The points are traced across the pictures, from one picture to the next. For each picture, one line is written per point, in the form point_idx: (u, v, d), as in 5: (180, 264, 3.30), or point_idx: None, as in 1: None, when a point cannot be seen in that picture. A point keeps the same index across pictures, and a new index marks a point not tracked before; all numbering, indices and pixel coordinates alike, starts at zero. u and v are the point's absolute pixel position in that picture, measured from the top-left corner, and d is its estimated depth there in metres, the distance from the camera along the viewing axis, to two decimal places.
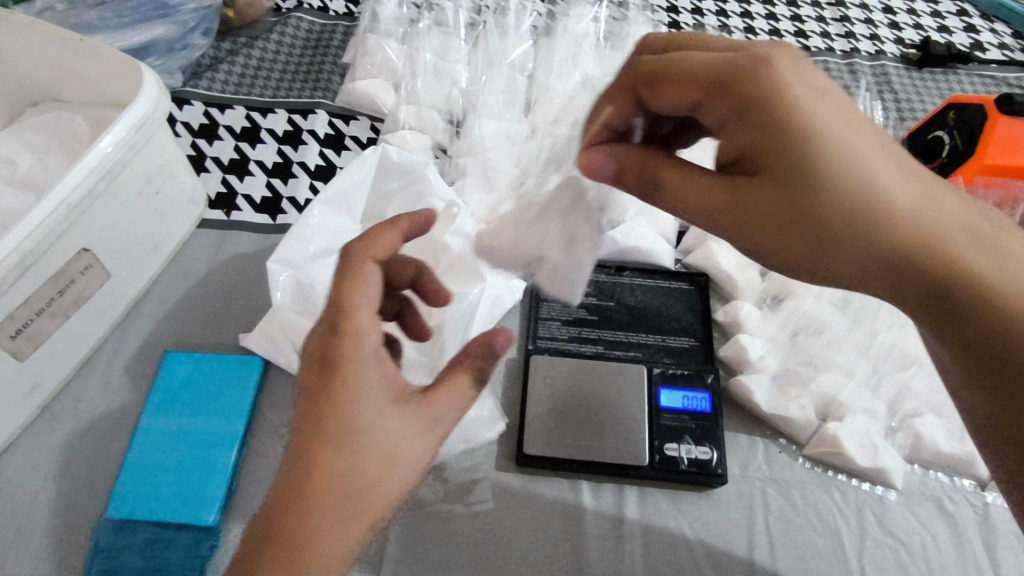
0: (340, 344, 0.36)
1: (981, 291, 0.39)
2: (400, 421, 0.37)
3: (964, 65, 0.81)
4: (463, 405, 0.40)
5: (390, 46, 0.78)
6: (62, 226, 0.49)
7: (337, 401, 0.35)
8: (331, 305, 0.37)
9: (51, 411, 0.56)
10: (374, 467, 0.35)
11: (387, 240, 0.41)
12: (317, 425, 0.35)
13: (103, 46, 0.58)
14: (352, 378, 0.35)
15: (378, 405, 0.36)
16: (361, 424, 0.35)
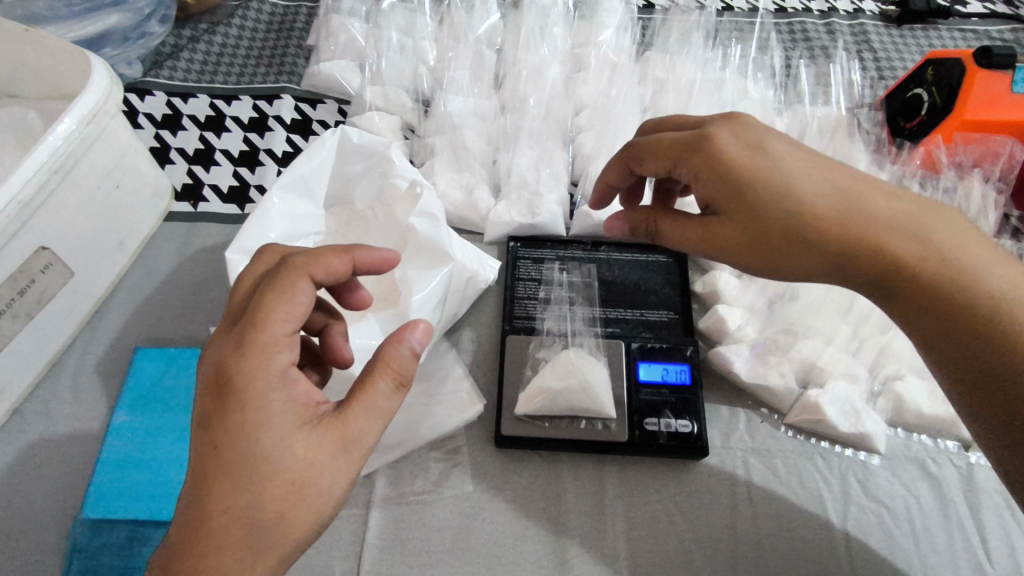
0: (237, 361, 0.35)
1: (967, 282, 0.40)
2: (304, 440, 0.35)
3: (944, 20, 0.79)
4: (381, 415, 0.38)
5: (354, 26, 0.76)
6: (14, 224, 0.48)
7: (234, 423, 0.34)
8: (246, 319, 0.37)
9: (22, 414, 0.55)
10: (275, 490, 0.34)
11: (334, 262, 0.41)
12: (213, 446, 0.34)
13: (49, 37, 0.56)
14: (244, 397, 0.35)
15: (279, 424, 0.35)
16: (258, 447, 0.34)
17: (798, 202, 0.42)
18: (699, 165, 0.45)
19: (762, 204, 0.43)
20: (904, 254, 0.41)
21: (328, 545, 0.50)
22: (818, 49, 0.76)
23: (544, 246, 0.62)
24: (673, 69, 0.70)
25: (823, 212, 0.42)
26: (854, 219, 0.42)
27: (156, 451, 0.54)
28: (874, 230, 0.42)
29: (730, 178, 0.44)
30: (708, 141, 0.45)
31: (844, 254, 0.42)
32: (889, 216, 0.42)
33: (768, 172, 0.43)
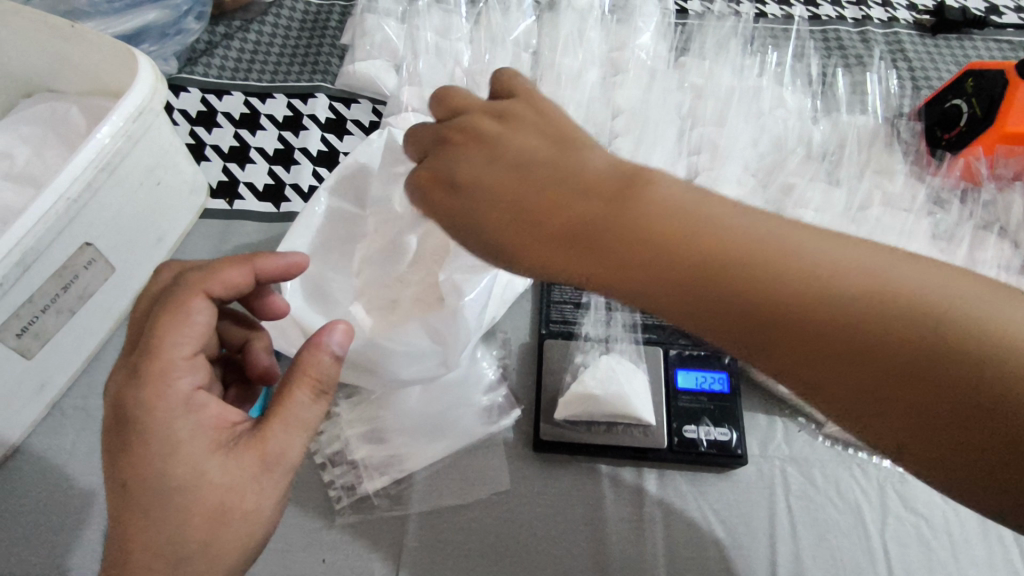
0: (130, 391, 0.36)
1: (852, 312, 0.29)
2: (208, 466, 0.36)
3: (979, 31, 0.79)
4: (295, 429, 0.39)
5: (389, 25, 0.76)
6: (62, 222, 0.48)
7: (145, 456, 0.35)
8: (142, 349, 0.37)
9: (61, 409, 0.56)
10: (187, 515, 0.35)
11: (232, 275, 0.42)
12: (127, 480, 0.35)
13: (94, 34, 0.56)
14: (141, 424, 0.36)
15: (187, 450, 0.36)
16: (162, 474, 0.35)
17: (635, 207, 0.34)
18: (467, 176, 0.39)
19: (583, 214, 0.35)
20: (771, 279, 0.31)
21: (367, 546, 0.50)
22: (853, 58, 0.76)
23: None
24: (710, 75, 0.70)
25: (628, 227, 0.33)
26: (718, 234, 0.32)
27: None
28: (754, 243, 0.31)
29: (509, 191, 0.37)
30: (485, 156, 0.39)
31: (667, 268, 0.33)
32: (710, 215, 0.33)
33: (615, 187, 0.35)
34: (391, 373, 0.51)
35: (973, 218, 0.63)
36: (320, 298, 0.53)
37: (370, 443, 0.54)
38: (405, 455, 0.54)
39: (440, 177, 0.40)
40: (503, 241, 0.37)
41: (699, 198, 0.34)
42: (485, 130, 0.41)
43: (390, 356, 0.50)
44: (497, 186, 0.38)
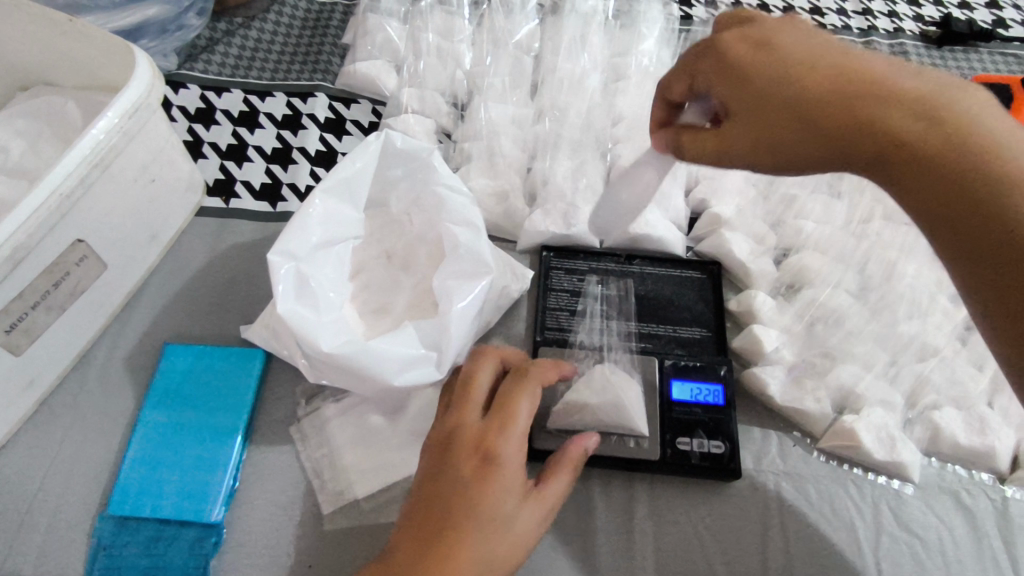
0: (507, 441, 0.41)
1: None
2: (523, 502, 0.41)
3: (985, 43, 0.78)
4: (569, 473, 0.45)
5: (390, 26, 0.76)
6: (54, 218, 0.48)
7: (486, 488, 0.39)
8: (504, 402, 0.43)
9: (49, 406, 0.55)
10: (513, 546, 0.40)
11: (549, 376, 0.48)
12: (470, 504, 0.39)
13: (92, 28, 0.55)
14: (518, 470, 0.41)
15: (512, 488, 0.40)
16: (510, 507, 0.40)
17: (884, 122, 0.38)
18: (761, 65, 0.42)
19: (818, 129, 0.40)
20: (976, 195, 0.35)
21: (352, 553, 0.50)
22: None
23: (577, 257, 0.61)
24: None
25: (874, 131, 0.38)
26: (948, 145, 0.37)
27: (181, 450, 0.52)
28: (964, 167, 0.36)
29: (764, 118, 0.42)
30: (790, 61, 0.42)
31: (844, 95, 0.39)
32: (956, 135, 0.37)
33: (871, 123, 0.39)
34: (386, 380, 0.47)
35: None
36: (311, 300, 0.48)
37: (359, 448, 0.54)
38: (394, 460, 0.53)
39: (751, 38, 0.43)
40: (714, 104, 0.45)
41: (965, 115, 0.37)
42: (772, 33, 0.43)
43: (384, 360, 0.47)
44: (750, 97, 0.42)
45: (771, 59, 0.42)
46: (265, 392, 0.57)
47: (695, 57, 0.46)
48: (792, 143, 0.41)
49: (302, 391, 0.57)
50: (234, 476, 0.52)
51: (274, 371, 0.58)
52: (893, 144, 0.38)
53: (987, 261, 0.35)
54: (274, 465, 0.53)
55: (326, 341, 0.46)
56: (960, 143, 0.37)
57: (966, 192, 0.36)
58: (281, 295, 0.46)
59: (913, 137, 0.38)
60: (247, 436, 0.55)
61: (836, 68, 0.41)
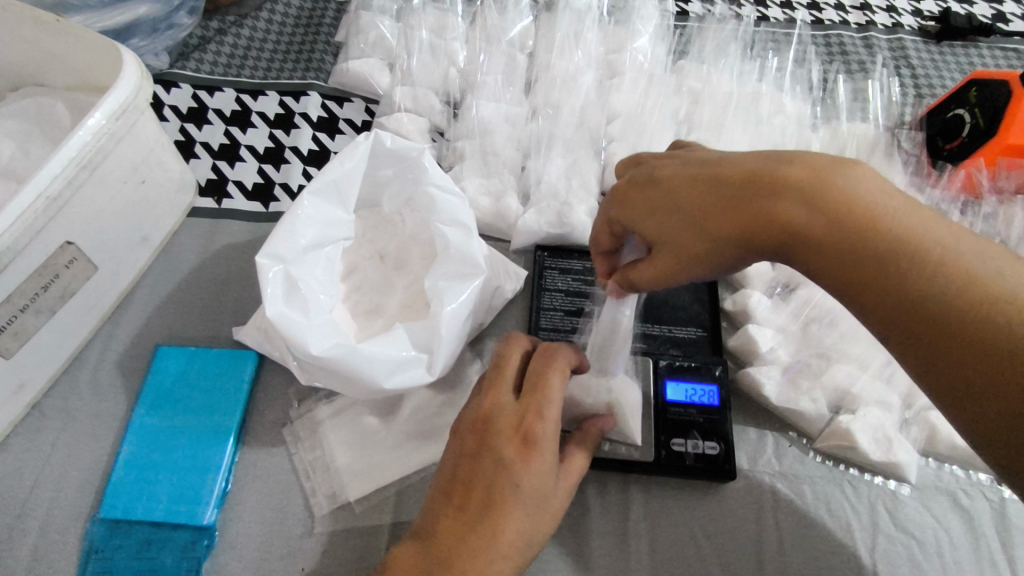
0: (546, 423, 0.42)
1: (968, 323, 0.33)
2: (558, 480, 0.42)
3: (985, 38, 0.77)
4: (591, 450, 0.47)
5: (384, 24, 0.75)
6: (41, 220, 0.47)
7: (529, 467, 0.40)
8: (539, 385, 0.43)
9: (41, 409, 0.55)
10: (551, 519, 0.42)
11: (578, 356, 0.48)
12: (514, 483, 0.40)
13: (79, 28, 0.55)
14: (555, 451, 0.42)
15: (551, 466, 0.42)
16: (549, 486, 0.41)
17: (788, 223, 0.38)
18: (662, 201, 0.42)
19: (729, 239, 0.40)
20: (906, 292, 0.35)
21: (344, 556, 0.49)
22: (855, 64, 0.75)
23: (571, 257, 0.61)
24: (709, 81, 0.70)
25: (777, 236, 0.38)
26: (849, 240, 0.36)
27: (173, 453, 0.52)
28: (871, 263, 0.36)
29: (677, 248, 0.41)
30: (672, 191, 0.42)
31: (755, 224, 0.38)
32: (853, 227, 0.36)
33: (773, 232, 0.38)
34: (377, 383, 0.46)
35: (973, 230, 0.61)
36: (301, 303, 0.47)
37: (352, 450, 0.53)
38: (387, 463, 0.53)
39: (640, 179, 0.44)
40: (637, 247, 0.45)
41: (854, 197, 0.37)
42: (661, 169, 0.43)
43: (374, 363, 0.46)
44: (655, 229, 0.42)
45: (656, 195, 0.42)
46: (257, 394, 0.57)
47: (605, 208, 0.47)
48: (712, 258, 0.41)
49: (295, 392, 0.56)
50: (227, 478, 0.52)
51: (267, 373, 0.58)
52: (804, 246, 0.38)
53: (930, 355, 0.34)
54: (266, 467, 0.53)
55: (315, 344, 0.45)
56: (861, 234, 0.36)
57: (883, 286, 0.35)
58: (269, 298, 0.46)
59: (817, 233, 0.37)
60: (240, 438, 0.54)
61: (728, 182, 0.40)
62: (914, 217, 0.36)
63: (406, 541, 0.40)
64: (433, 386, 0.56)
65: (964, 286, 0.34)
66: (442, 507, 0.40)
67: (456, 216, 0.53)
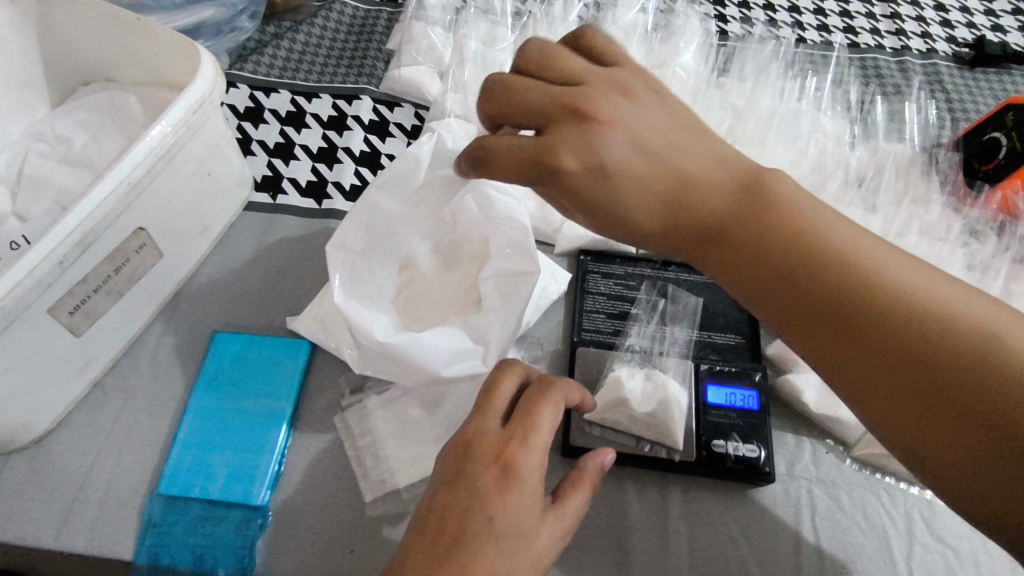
0: (526, 456, 0.43)
1: (935, 324, 0.36)
2: (539, 522, 0.42)
3: (1018, 65, 0.79)
4: (585, 489, 0.46)
5: (435, 33, 0.78)
6: (120, 206, 0.50)
7: (504, 502, 0.41)
8: (523, 421, 0.44)
9: (102, 387, 0.57)
10: (531, 562, 0.41)
11: (574, 393, 0.49)
12: (487, 518, 0.40)
13: (159, 27, 0.58)
14: (536, 486, 0.43)
15: (530, 503, 0.42)
16: (528, 522, 0.42)
17: (689, 181, 0.41)
18: (546, 116, 0.40)
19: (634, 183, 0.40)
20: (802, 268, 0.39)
21: (393, 541, 0.51)
22: (891, 87, 0.76)
23: (613, 262, 0.63)
24: (752, 98, 0.72)
25: (705, 169, 0.41)
26: (784, 210, 0.40)
27: (230, 434, 0.54)
28: (841, 246, 0.39)
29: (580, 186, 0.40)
30: (547, 117, 0.40)
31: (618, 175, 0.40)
32: (808, 212, 0.40)
33: (748, 184, 0.41)
34: (436, 371, 0.48)
35: (1008, 250, 0.63)
36: (367, 293, 0.50)
37: (400, 437, 0.55)
38: (435, 452, 0.54)
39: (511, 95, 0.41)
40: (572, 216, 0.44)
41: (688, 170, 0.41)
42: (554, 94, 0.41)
43: (434, 352, 0.48)
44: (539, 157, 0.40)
45: (530, 124, 0.41)
46: (310, 381, 0.58)
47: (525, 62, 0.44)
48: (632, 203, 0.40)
49: (345, 381, 0.58)
50: (280, 461, 0.54)
51: (318, 361, 0.60)
52: (676, 211, 0.41)
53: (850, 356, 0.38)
54: (317, 452, 0.54)
55: (380, 331, 0.48)
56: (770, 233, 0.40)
57: (858, 285, 0.38)
58: (336, 288, 0.49)
59: (779, 199, 0.41)
60: (293, 422, 0.56)
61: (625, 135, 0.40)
62: (803, 220, 0.40)
63: None
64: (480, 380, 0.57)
65: (912, 292, 0.37)
66: (414, 539, 0.41)
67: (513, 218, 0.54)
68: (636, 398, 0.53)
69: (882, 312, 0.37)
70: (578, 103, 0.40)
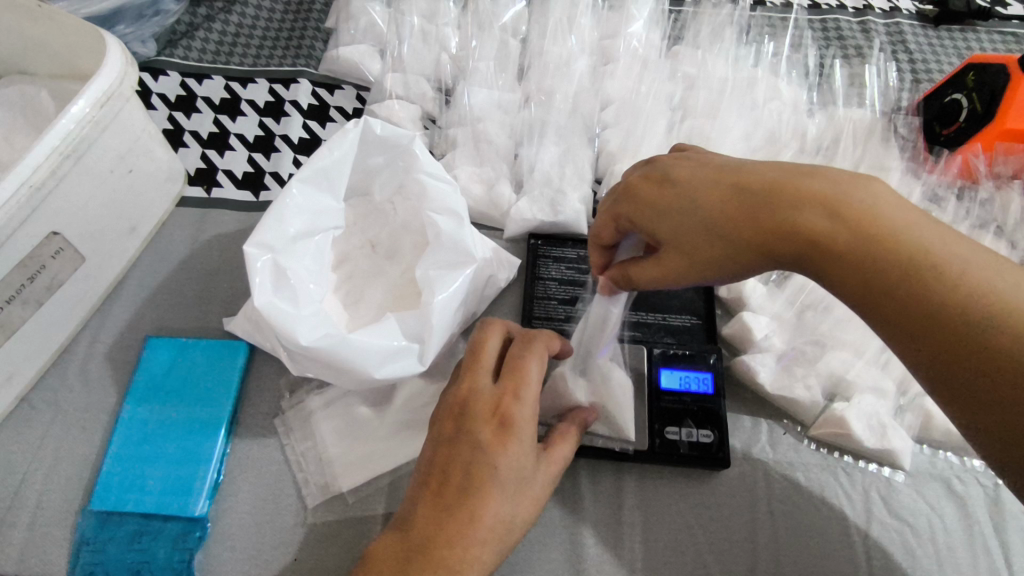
0: (523, 407, 0.41)
1: (964, 294, 0.34)
2: (537, 466, 0.42)
3: (983, 22, 0.77)
4: (572, 439, 0.45)
5: (374, 9, 0.74)
6: (25, 210, 0.47)
7: (504, 451, 0.39)
8: (513, 371, 0.42)
9: (30, 402, 0.54)
10: (532, 505, 0.41)
11: (554, 340, 0.47)
12: (490, 467, 0.39)
13: (60, 13, 0.54)
14: (533, 436, 0.41)
15: (528, 450, 0.41)
16: (527, 471, 0.40)
17: (680, 215, 0.41)
18: (682, 174, 0.42)
19: (744, 244, 0.39)
20: (883, 263, 0.36)
21: (337, 547, 0.49)
22: (853, 49, 0.74)
23: (565, 245, 0.60)
24: (703, 66, 0.69)
25: (727, 205, 0.40)
26: (819, 213, 0.37)
27: (165, 444, 0.52)
28: (882, 231, 0.36)
29: (686, 245, 0.41)
30: (691, 193, 0.41)
31: (766, 232, 0.38)
32: (847, 188, 0.38)
33: (831, 202, 0.37)
34: (368, 373, 0.46)
35: (969, 217, 0.60)
36: (290, 293, 0.47)
37: (344, 439, 0.53)
38: (380, 453, 0.52)
39: (653, 175, 0.44)
40: (678, 277, 0.43)
41: (849, 199, 0.37)
42: (674, 191, 0.42)
43: (365, 353, 0.46)
44: (668, 226, 0.42)
45: (672, 194, 0.42)
46: (250, 384, 0.56)
47: (616, 202, 0.46)
48: (721, 249, 0.40)
49: (286, 383, 0.56)
50: (217, 470, 0.52)
51: (258, 363, 0.57)
52: (766, 251, 0.39)
53: (928, 346, 0.34)
54: (257, 460, 0.53)
55: (304, 334, 0.45)
56: (830, 248, 0.37)
57: (902, 262, 0.35)
58: (258, 287, 0.46)
59: (808, 197, 0.38)
60: (232, 428, 0.54)
61: (737, 198, 0.40)
62: (866, 206, 0.37)
63: (385, 532, 0.39)
64: (425, 376, 0.55)
65: (955, 261, 0.35)
66: (421, 493, 0.39)
67: (447, 205, 0.53)
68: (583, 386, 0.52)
69: (963, 284, 0.34)
70: (706, 187, 0.41)
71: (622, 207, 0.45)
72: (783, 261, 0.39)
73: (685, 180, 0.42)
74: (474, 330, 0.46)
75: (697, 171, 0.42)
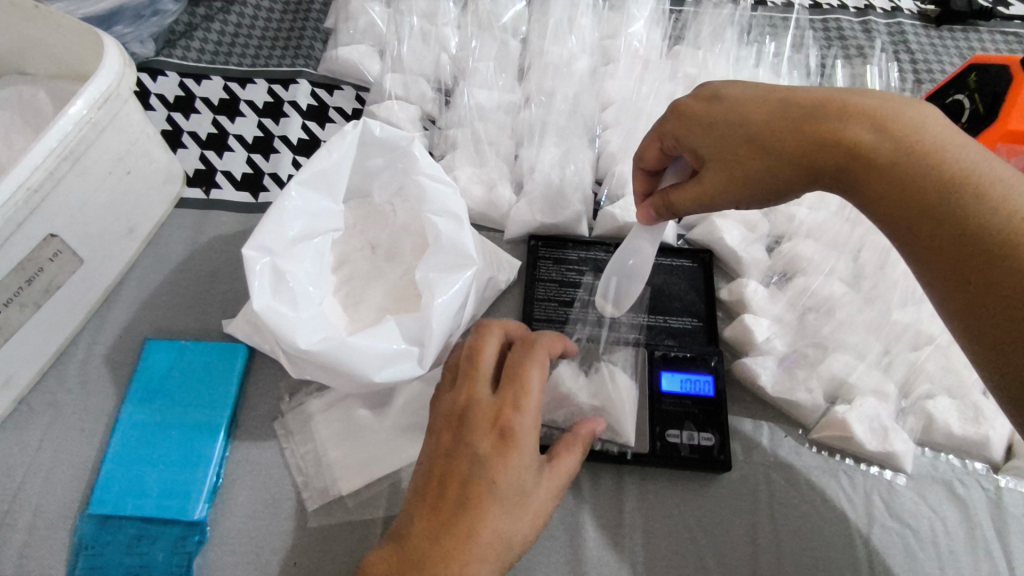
0: (523, 418, 0.40)
1: (995, 208, 0.35)
2: (540, 478, 0.41)
3: (985, 22, 0.76)
4: (580, 450, 0.45)
5: (373, 9, 0.74)
6: (22, 213, 0.46)
7: (503, 464, 0.39)
8: (513, 381, 0.42)
9: (28, 404, 0.54)
10: (535, 519, 0.40)
11: (556, 344, 0.47)
12: (488, 481, 0.39)
13: (58, 14, 0.53)
14: (534, 447, 0.40)
15: (529, 462, 0.40)
16: (528, 484, 0.40)
17: (727, 128, 0.43)
18: (732, 92, 0.44)
19: (787, 154, 0.41)
20: (919, 173, 0.37)
21: (337, 551, 0.49)
22: (854, 49, 0.74)
23: (565, 247, 0.60)
24: (704, 66, 0.69)
25: (775, 117, 0.41)
26: (864, 125, 0.39)
27: (163, 447, 0.51)
28: (921, 144, 0.38)
29: (729, 158, 0.43)
30: (739, 108, 0.43)
31: (811, 142, 0.40)
32: (894, 106, 0.40)
33: (877, 115, 0.39)
34: (367, 377, 0.46)
35: None
36: (289, 296, 0.46)
37: (343, 442, 0.53)
38: (379, 456, 0.52)
39: (703, 95, 0.46)
40: (717, 194, 0.44)
41: (892, 115, 0.39)
42: (723, 107, 0.44)
43: (363, 357, 0.46)
44: (713, 141, 0.44)
45: (720, 110, 0.44)
46: (249, 386, 0.56)
47: (663, 124, 0.47)
48: (764, 162, 0.42)
49: (286, 385, 0.56)
50: (217, 473, 0.51)
51: (257, 365, 0.57)
52: (806, 160, 0.40)
53: (952, 258, 0.35)
54: (256, 463, 0.52)
55: (303, 338, 0.45)
56: (872, 157, 0.38)
57: (938, 178, 0.37)
58: (257, 291, 0.45)
59: (854, 111, 0.40)
60: (231, 430, 0.54)
61: (786, 111, 0.41)
62: (908, 122, 0.39)
63: (383, 544, 0.39)
64: (425, 379, 0.55)
65: (989, 178, 0.36)
66: (417, 507, 0.39)
67: (446, 207, 0.52)
68: (584, 389, 0.52)
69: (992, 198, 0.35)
70: (754, 104, 0.43)
71: (669, 127, 0.47)
72: (822, 173, 0.40)
73: (735, 97, 0.44)
74: (470, 336, 0.46)
75: (747, 91, 0.44)
